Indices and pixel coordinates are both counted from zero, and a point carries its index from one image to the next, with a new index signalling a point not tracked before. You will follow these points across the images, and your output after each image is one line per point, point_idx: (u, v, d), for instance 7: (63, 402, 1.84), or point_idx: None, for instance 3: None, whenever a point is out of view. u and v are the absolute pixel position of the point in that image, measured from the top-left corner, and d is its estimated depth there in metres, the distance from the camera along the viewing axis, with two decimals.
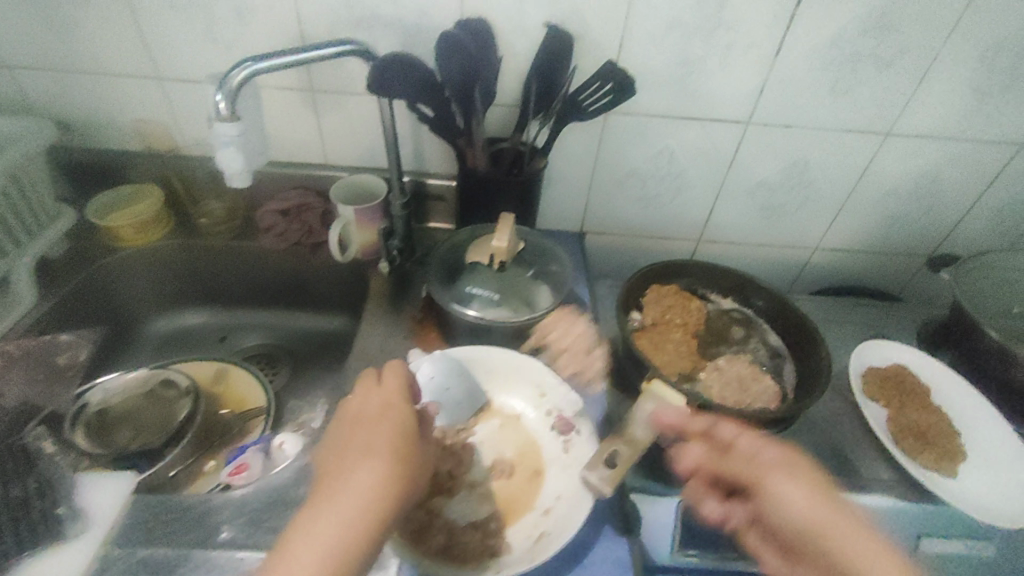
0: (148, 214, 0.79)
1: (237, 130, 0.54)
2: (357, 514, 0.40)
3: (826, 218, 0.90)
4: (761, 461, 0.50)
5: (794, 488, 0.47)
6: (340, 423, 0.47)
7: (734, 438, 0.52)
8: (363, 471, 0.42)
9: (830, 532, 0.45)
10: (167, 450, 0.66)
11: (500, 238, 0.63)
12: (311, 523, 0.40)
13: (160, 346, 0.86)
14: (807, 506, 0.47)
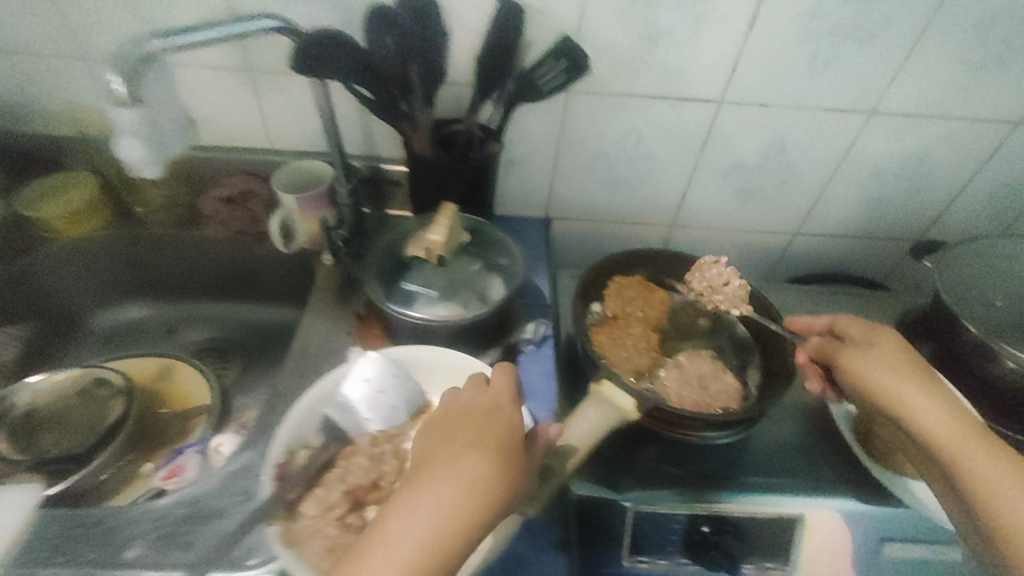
0: (80, 201, 0.74)
1: (139, 116, 0.49)
2: (451, 518, 0.40)
3: (807, 203, 0.84)
4: (858, 344, 0.55)
5: (889, 368, 0.52)
6: (443, 418, 0.47)
7: (852, 330, 0.57)
8: (462, 475, 0.41)
9: (916, 407, 0.49)
10: (95, 453, 0.64)
11: (436, 231, 0.59)
12: (406, 522, 0.39)
13: (105, 340, 0.82)
14: (896, 381, 0.51)
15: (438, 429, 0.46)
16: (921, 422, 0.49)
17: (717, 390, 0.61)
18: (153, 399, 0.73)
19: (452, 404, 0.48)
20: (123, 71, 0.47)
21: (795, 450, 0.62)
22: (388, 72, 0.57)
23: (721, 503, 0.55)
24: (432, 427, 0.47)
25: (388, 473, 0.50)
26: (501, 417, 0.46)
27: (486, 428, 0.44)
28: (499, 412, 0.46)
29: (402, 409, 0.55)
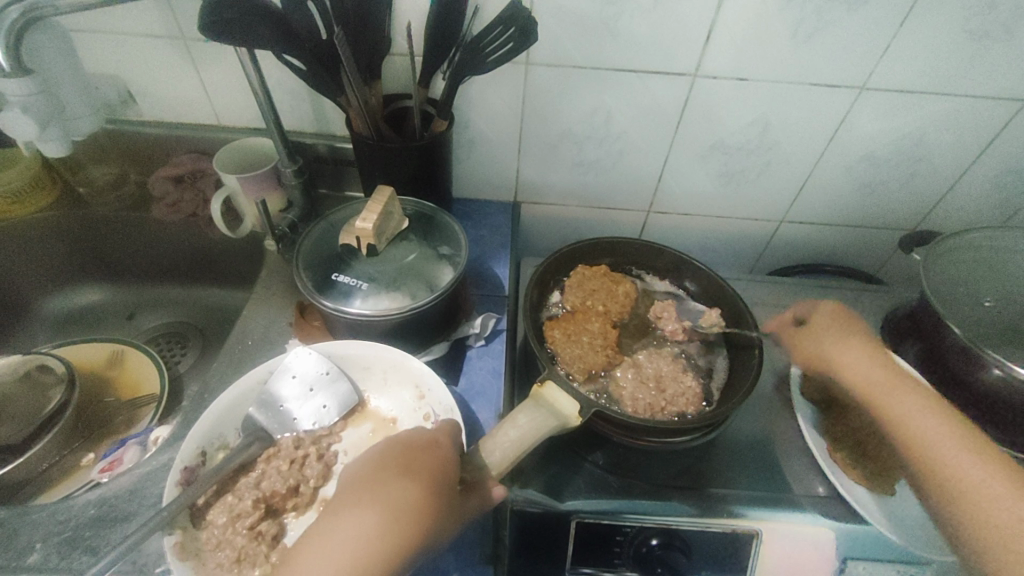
0: (21, 182, 0.71)
1: (28, 89, 0.49)
2: (371, 547, 0.39)
3: (793, 189, 0.78)
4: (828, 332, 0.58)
5: (857, 355, 0.55)
6: (387, 443, 0.45)
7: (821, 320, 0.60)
8: (394, 499, 0.40)
9: (871, 387, 0.53)
10: (31, 441, 0.61)
11: (366, 219, 0.55)
12: (330, 539, 0.39)
13: (58, 326, 0.79)
14: (865, 368, 0.54)
15: (372, 463, 0.44)
16: (888, 401, 0.51)
17: (676, 392, 0.56)
18: (102, 386, 0.70)
19: (390, 439, 0.45)
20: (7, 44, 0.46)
21: (756, 457, 0.58)
22: (316, 41, 0.53)
23: (667, 514, 0.52)
24: (366, 459, 0.45)
25: (309, 478, 0.47)
26: (441, 457, 0.43)
27: (422, 472, 0.42)
28: (440, 451, 0.44)
29: (333, 408, 0.52)
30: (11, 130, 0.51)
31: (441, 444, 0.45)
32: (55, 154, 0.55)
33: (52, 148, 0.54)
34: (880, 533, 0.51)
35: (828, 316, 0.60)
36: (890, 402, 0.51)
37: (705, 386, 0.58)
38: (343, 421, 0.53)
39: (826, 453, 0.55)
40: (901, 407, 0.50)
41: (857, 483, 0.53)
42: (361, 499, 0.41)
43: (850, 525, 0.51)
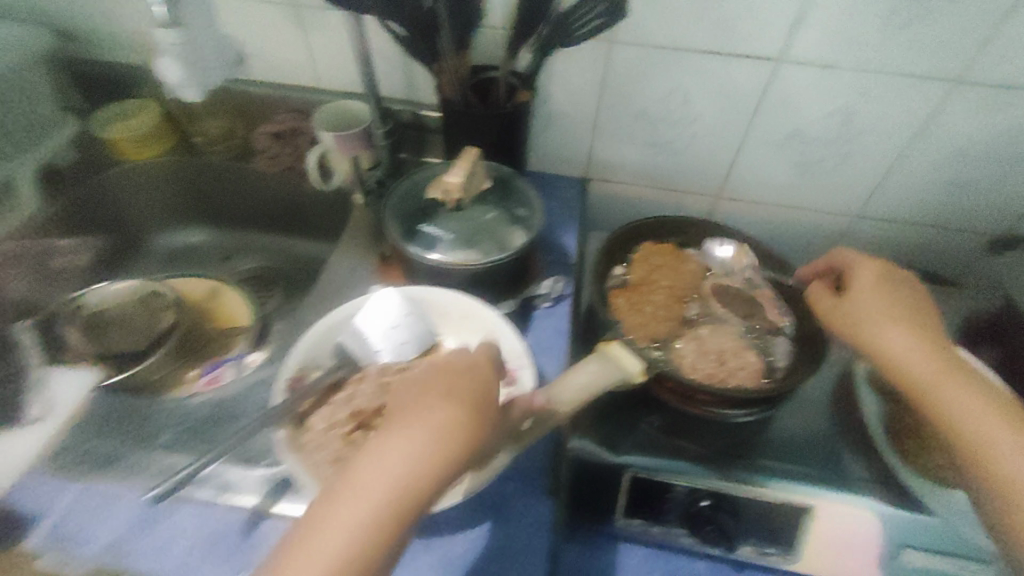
0: (147, 128, 0.80)
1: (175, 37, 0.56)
2: (420, 466, 0.36)
3: (873, 181, 0.76)
4: (860, 296, 0.54)
5: (897, 331, 0.50)
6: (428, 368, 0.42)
7: (859, 287, 0.55)
8: (439, 414, 0.38)
9: (927, 379, 0.47)
10: (148, 353, 0.69)
11: (455, 175, 0.60)
12: (380, 453, 0.37)
13: (166, 260, 0.87)
14: (914, 352, 0.49)
15: (416, 384, 0.41)
16: (939, 397, 0.47)
17: (737, 365, 0.58)
18: (199, 313, 0.78)
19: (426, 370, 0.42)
20: None
21: (811, 438, 0.59)
22: (417, 9, 0.57)
23: (719, 478, 0.53)
24: (406, 382, 0.42)
25: None
26: (481, 378, 0.42)
27: (466, 392, 0.40)
28: (481, 373, 0.42)
29: (413, 345, 0.57)
30: (161, 73, 0.58)
31: (480, 364, 0.43)
32: (193, 100, 0.62)
33: (189, 93, 0.60)
34: (937, 526, 0.51)
35: (868, 277, 0.55)
36: (944, 396, 0.46)
37: (768, 363, 0.59)
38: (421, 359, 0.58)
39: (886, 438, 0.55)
40: (952, 403, 0.46)
41: (918, 472, 0.53)
42: (407, 421, 0.38)
43: (907, 514, 0.51)
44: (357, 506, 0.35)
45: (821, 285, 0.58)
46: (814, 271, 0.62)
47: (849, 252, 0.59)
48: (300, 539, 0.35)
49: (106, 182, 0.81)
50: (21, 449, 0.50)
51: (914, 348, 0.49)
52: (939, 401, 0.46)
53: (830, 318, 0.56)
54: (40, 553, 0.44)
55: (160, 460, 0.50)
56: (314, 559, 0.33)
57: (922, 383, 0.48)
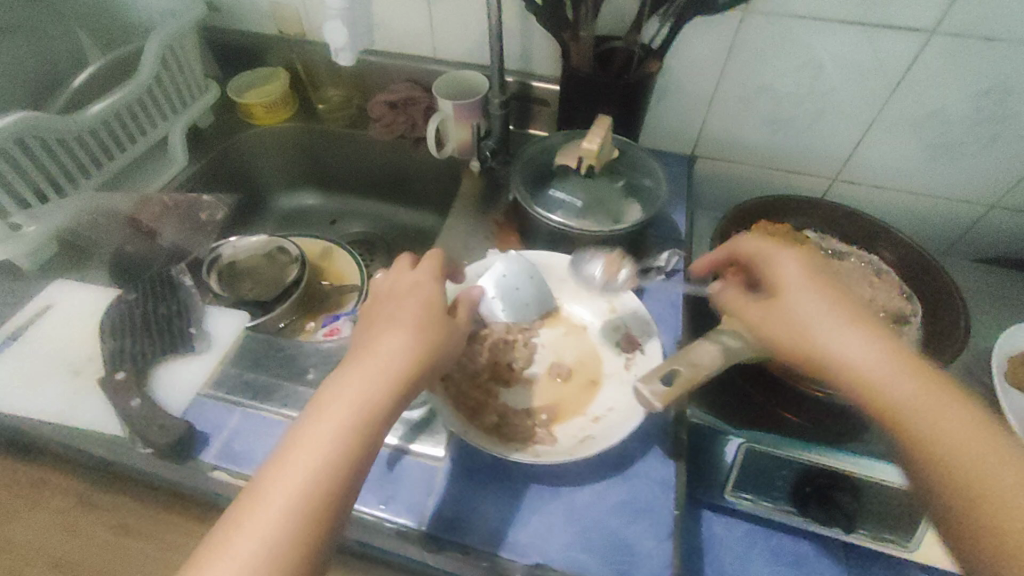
0: (276, 94, 0.85)
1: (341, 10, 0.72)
2: (377, 382, 0.42)
3: (1019, 167, 0.71)
4: (784, 301, 0.46)
5: (824, 333, 0.43)
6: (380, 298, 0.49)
7: (783, 285, 0.46)
8: (392, 339, 0.44)
9: (894, 403, 0.39)
10: (278, 302, 0.75)
11: (591, 141, 0.59)
12: (345, 376, 0.42)
13: (282, 220, 0.95)
14: (859, 354, 0.42)
15: (375, 309, 0.48)
16: (917, 427, 0.38)
17: None
18: (316, 272, 0.85)
19: (421, 274, 0.50)
20: None
21: None
22: None
23: (837, 459, 0.51)
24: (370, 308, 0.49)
25: (519, 358, 0.55)
26: (428, 303, 0.48)
27: (414, 315, 0.46)
28: (424, 298, 0.48)
29: (534, 306, 0.59)
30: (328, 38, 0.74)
31: (424, 288, 0.49)
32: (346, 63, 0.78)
33: (344, 56, 0.77)
34: None
35: (795, 274, 0.46)
36: (919, 424, 0.38)
37: None
38: (541, 321, 0.60)
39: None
40: (932, 431, 0.37)
41: None
42: (367, 349, 0.44)
43: None
44: (376, 366, 0.42)
45: (727, 285, 0.52)
46: (713, 262, 0.56)
47: (747, 239, 0.52)
48: (327, 394, 0.41)
49: (239, 144, 0.87)
50: (191, 373, 0.55)
51: (882, 357, 0.41)
52: (921, 431, 0.38)
53: (751, 330, 0.47)
54: (217, 464, 0.50)
55: (310, 393, 0.55)
56: (345, 401, 0.40)
57: (890, 408, 0.39)
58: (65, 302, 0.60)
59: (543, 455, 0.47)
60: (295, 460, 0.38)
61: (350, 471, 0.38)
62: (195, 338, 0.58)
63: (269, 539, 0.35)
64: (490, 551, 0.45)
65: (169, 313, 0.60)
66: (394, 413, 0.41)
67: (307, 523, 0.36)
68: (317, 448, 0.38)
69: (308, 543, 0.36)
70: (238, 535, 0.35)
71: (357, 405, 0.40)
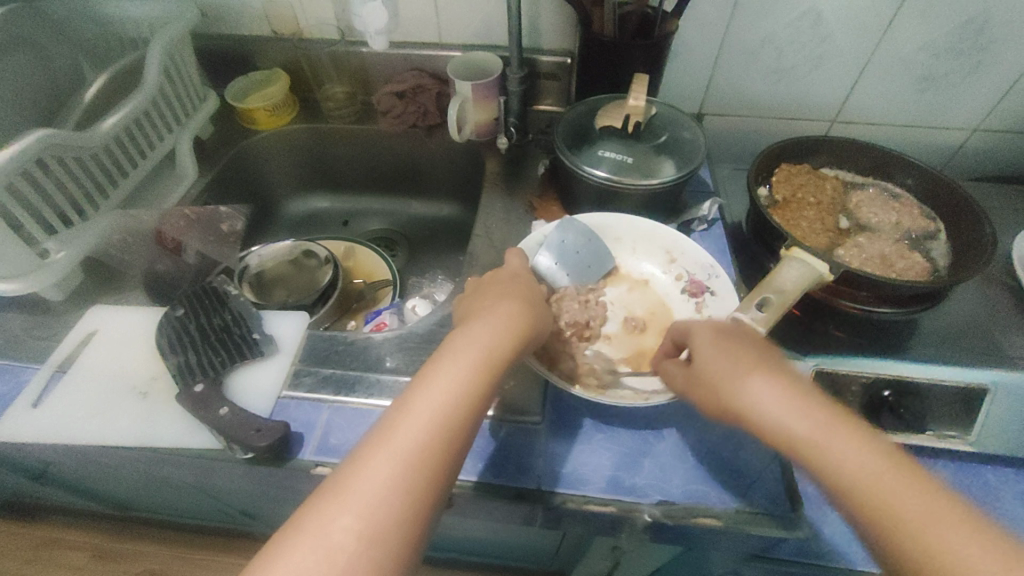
0: (279, 96, 0.83)
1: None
2: (496, 335, 0.43)
3: (1000, 88, 0.77)
4: (706, 360, 0.42)
5: (747, 383, 0.39)
6: (476, 284, 0.52)
7: (698, 344, 0.43)
8: (504, 304, 0.47)
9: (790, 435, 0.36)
10: (317, 308, 0.71)
11: (638, 98, 0.62)
12: (465, 333, 0.43)
13: (295, 226, 0.93)
14: (779, 400, 0.37)
15: (472, 293, 0.51)
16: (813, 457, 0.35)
17: (906, 267, 0.61)
18: (346, 272, 0.83)
19: (515, 262, 0.55)
20: None
21: (974, 330, 0.62)
22: None
23: (888, 368, 0.55)
24: (469, 294, 0.51)
25: (595, 317, 0.56)
26: (525, 282, 0.51)
27: (518, 291, 0.49)
28: (522, 278, 0.52)
29: (596, 268, 0.60)
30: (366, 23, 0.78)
31: (519, 274, 0.53)
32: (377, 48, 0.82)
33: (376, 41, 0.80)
34: None
35: (705, 333, 0.43)
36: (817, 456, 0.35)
37: (930, 264, 0.62)
38: (603, 281, 0.61)
39: None
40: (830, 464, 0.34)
41: None
42: (480, 314, 0.46)
43: None
44: (489, 326, 0.44)
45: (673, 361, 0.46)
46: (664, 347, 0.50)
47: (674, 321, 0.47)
48: (449, 344, 0.42)
49: (245, 152, 0.84)
50: (265, 379, 0.53)
51: (789, 397, 0.37)
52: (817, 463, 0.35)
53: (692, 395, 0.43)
54: (317, 463, 0.48)
55: (394, 379, 0.54)
56: (470, 349, 0.41)
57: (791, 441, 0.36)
58: (113, 328, 0.58)
59: (649, 399, 0.49)
60: (426, 392, 0.38)
61: (476, 410, 0.39)
62: (262, 344, 0.56)
63: (406, 464, 0.35)
64: (611, 497, 0.46)
65: (227, 322, 0.57)
66: (509, 368, 0.43)
67: (433, 459, 0.36)
68: (442, 392, 0.38)
69: (431, 485, 0.35)
70: (373, 460, 0.35)
71: (481, 352, 0.42)
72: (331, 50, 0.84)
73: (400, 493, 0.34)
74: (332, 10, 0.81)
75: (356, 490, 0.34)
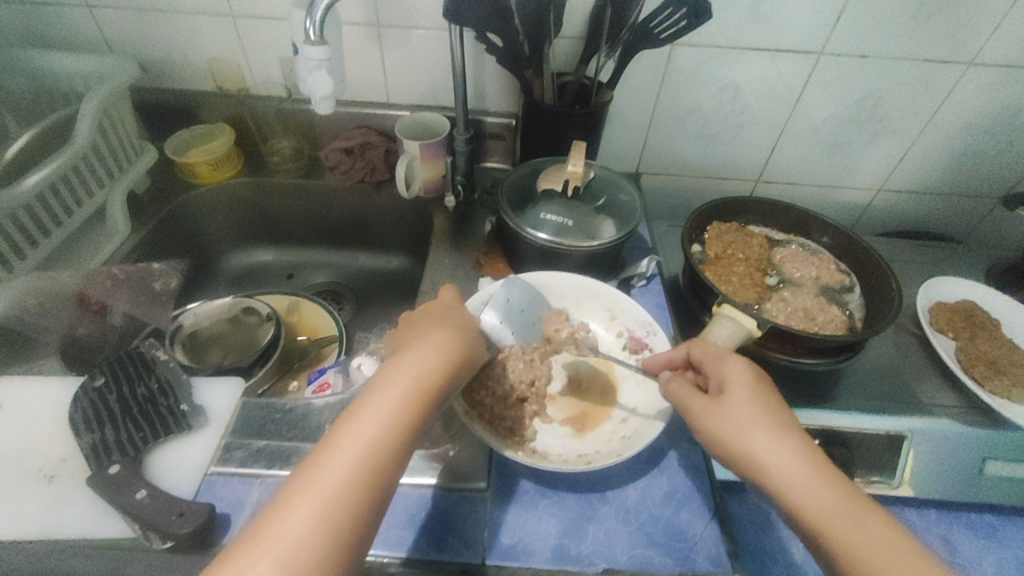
0: (222, 151, 0.82)
1: (322, 55, 0.58)
2: (424, 365, 0.43)
3: (895, 155, 0.86)
4: (733, 399, 0.44)
5: (767, 436, 0.42)
6: (411, 312, 0.52)
7: (732, 381, 0.46)
8: (435, 332, 0.47)
9: (806, 502, 0.39)
10: (256, 368, 0.68)
11: (576, 164, 0.64)
12: (395, 363, 0.44)
13: (235, 281, 0.90)
14: (791, 459, 0.41)
15: (406, 322, 0.51)
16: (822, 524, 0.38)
17: (826, 320, 0.65)
18: (290, 328, 0.80)
19: (447, 295, 0.55)
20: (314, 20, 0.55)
21: (892, 378, 0.67)
22: (526, 22, 0.65)
23: (807, 416, 0.60)
24: (405, 321, 0.51)
25: (541, 377, 0.57)
26: (459, 309, 0.52)
27: (450, 319, 0.50)
28: (457, 304, 0.53)
29: (540, 326, 0.61)
30: (311, 88, 0.61)
31: (455, 300, 0.54)
32: (324, 113, 0.65)
33: (324, 105, 0.64)
34: (1013, 437, 0.58)
35: (740, 375, 0.46)
36: (827, 523, 0.38)
37: (846, 317, 0.67)
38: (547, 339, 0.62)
39: (962, 370, 0.63)
40: (836, 530, 0.37)
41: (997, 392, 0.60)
42: (411, 343, 0.46)
43: (985, 431, 0.59)
44: (418, 355, 0.44)
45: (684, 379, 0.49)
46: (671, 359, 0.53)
47: (700, 344, 0.51)
48: (379, 376, 0.43)
49: (183, 206, 0.82)
50: (191, 454, 0.50)
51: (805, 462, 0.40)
52: (825, 529, 0.38)
53: (698, 426, 0.46)
54: None
55: None
56: (397, 382, 0.42)
57: (803, 506, 0.39)
58: (21, 400, 0.53)
59: (592, 461, 0.49)
60: (352, 433, 0.39)
61: (402, 449, 0.39)
62: (191, 416, 0.52)
63: (326, 511, 0.35)
64: (556, 567, 0.45)
65: (152, 392, 0.53)
66: (439, 402, 0.43)
67: (358, 499, 0.36)
68: (367, 428, 0.39)
69: (356, 523, 0.36)
70: (297, 502, 0.35)
71: (409, 387, 0.42)
72: (278, 106, 0.84)
73: (322, 535, 0.35)
74: (279, 69, 0.82)
75: (276, 536, 0.34)
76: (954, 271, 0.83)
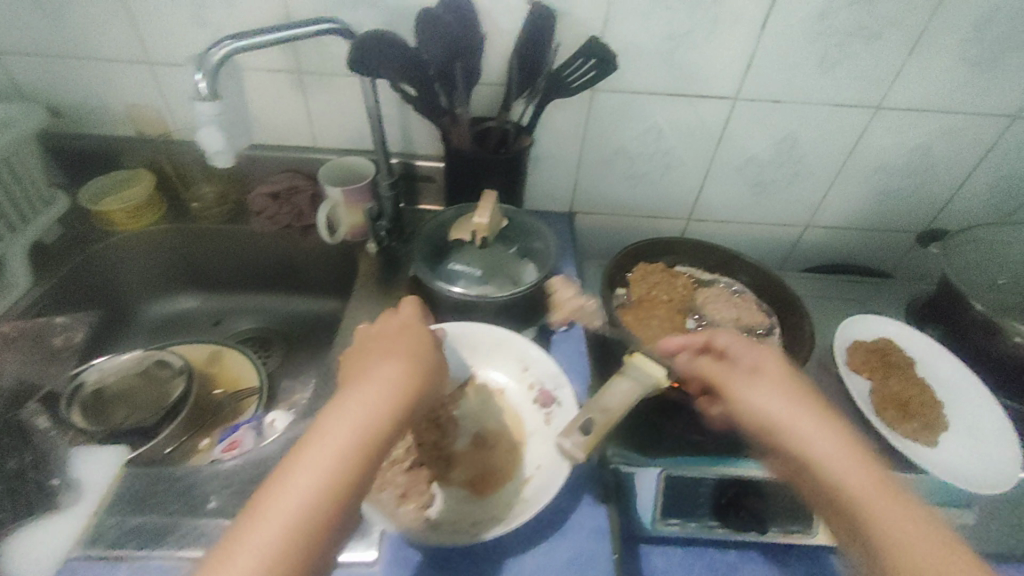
0: (141, 197, 0.79)
1: (216, 110, 0.58)
2: (371, 412, 0.40)
3: (818, 193, 0.88)
4: (763, 381, 0.50)
5: (811, 423, 0.46)
6: (363, 339, 0.49)
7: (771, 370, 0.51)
8: (385, 369, 0.44)
9: (835, 474, 0.43)
10: (161, 428, 0.65)
11: (481, 215, 0.63)
12: (339, 409, 0.40)
13: (156, 330, 0.86)
14: (825, 442, 0.45)
15: (358, 351, 0.48)
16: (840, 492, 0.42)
17: None
18: (209, 380, 0.76)
19: (406, 312, 0.52)
20: (204, 69, 0.55)
21: None
22: (438, 70, 0.64)
23: (739, 468, 0.56)
24: (359, 348, 0.48)
25: (444, 436, 0.55)
26: (414, 336, 0.49)
27: (402, 351, 0.46)
28: (412, 330, 0.49)
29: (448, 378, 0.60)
30: (203, 141, 0.60)
31: (412, 325, 0.50)
32: (222, 166, 0.64)
33: (223, 158, 0.63)
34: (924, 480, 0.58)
35: (771, 363, 0.51)
36: (852, 491, 0.42)
37: None
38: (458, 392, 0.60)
39: (875, 413, 0.64)
40: (856, 495, 0.42)
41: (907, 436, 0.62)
42: (358, 384, 0.42)
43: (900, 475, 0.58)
44: (363, 401, 0.41)
45: (707, 357, 0.54)
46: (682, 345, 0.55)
47: (726, 333, 0.54)
48: (319, 426, 0.39)
49: (97, 255, 0.79)
50: (56, 536, 0.47)
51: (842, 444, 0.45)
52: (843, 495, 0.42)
53: (723, 401, 0.51)
54: None
55: (214, 524, 0.48)
56: (336, 435, 0.39)
57: (831, 479, 0.43)
58: None
59: (481, 531, 0.47)
60: (281, 499, 0.36)
61: (336, 514, 0.37)
62: (61, 491, 0.50)
63: None
64: None
65: (24, 466, 0.52)
66: (385, 453, 0.40)
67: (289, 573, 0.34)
68: (302, 489, 0.36)
69: None
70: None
71: (348, 442, 0.39)
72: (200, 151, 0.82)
73: None
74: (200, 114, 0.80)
75: None
76: (876, 307, 0.85)
